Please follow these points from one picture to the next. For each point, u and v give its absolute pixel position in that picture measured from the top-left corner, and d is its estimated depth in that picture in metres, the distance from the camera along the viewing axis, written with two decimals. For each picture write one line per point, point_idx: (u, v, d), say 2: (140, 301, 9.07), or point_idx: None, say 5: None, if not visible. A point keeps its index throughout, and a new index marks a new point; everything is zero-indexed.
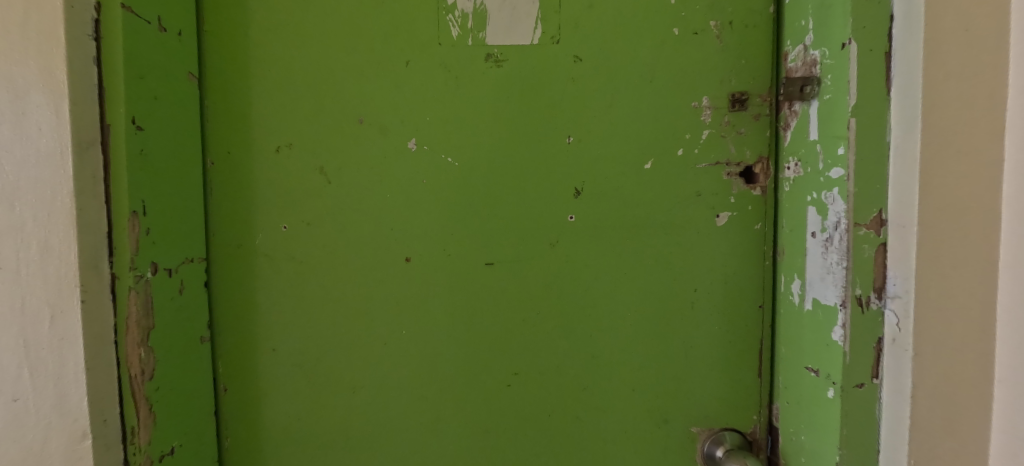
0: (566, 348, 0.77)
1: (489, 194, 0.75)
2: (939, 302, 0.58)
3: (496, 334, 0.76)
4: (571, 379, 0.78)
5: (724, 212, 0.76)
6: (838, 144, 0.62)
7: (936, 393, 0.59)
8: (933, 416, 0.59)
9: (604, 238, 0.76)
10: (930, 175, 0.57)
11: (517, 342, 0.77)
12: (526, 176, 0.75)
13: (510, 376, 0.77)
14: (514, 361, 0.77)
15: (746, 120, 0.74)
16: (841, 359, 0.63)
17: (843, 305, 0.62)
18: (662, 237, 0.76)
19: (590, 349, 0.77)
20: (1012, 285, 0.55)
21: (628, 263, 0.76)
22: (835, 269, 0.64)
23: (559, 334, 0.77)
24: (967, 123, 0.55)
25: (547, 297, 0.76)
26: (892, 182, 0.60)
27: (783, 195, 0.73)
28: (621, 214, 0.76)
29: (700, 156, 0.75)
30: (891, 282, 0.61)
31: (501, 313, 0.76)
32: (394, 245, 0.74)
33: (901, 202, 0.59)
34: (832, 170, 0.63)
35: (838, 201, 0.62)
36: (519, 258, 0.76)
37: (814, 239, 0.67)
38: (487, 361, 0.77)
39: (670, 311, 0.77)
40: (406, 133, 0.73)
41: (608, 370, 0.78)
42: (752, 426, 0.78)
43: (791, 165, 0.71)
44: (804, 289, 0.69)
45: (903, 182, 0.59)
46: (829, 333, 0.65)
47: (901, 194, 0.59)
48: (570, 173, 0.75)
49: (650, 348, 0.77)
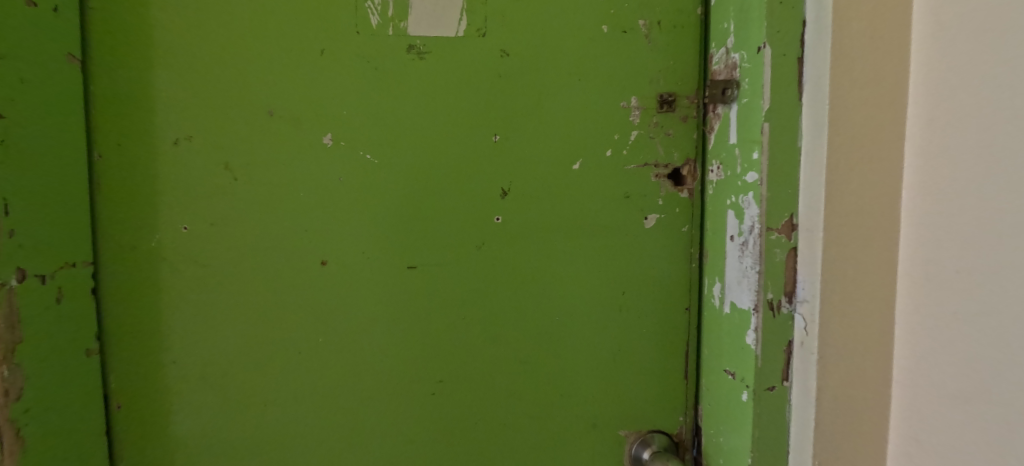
0: (493, 353, 0.75)
1: (410, 194, 0.71)
2: (845, 302, 0.59)
3: (421, 340, 0.74)
4: (499, 386, 0.76)
5: (652, 214, 0.76)
6: (753, 149, 0.62)
7: (843, 395, 0.60)
8: (835, 413, 0.60)
9: (534, 239, 0.74)
10: (836, 181, 0.58)
11: (444, 347, 0.74)
12: (451, 176, 0.72)
13: (435, 383, 0.75)
14: (439, 366, 0.74)
15: (674, 122, 0.74)
16: (753, 363, 0.63)
17: (755, 309, 0.63)
18: (591, 240, 0.75)
19: (518, 354, 0.76)
20: (912, 289, 0.57)
21: (558, 267, 0.75)
22: (749, 273, 0.64)
23: (487, 339, 0.75)
24: (870, 132, 0.57)
25: (472, 300, 0.74)
26: (801, 187, 0.60)
27: (708, 197, 0.74)
28: (551, 215, 0.74)
29: (629, 157, 0.74)
30: (800, 286, 0.61)
31: (427, 317, 0.73)
32: (309, 246, 0.70)
33: (809, 207, 0.60)
34: (747, 175, 0.64)
35: (752, 205, 0.63)
36: (444, 260, 0.73)
37: (732, 243, 0.68)
38: (411, 367, 0.74)
39: (598, 316, 0.76)
40: (322, 127, 0.69)
41: (538, 375, 0.76)
42: (679, 427, 0.79)
43: (715, 168, 0.72)
44: (723, 291, 0.70)
45: (811, 188, 0.60)
46: (742, 335, 0.66)
47: (809, 199, 0.60)
48: (496, 171, 0.73)
49: (579, 352, 0.76)
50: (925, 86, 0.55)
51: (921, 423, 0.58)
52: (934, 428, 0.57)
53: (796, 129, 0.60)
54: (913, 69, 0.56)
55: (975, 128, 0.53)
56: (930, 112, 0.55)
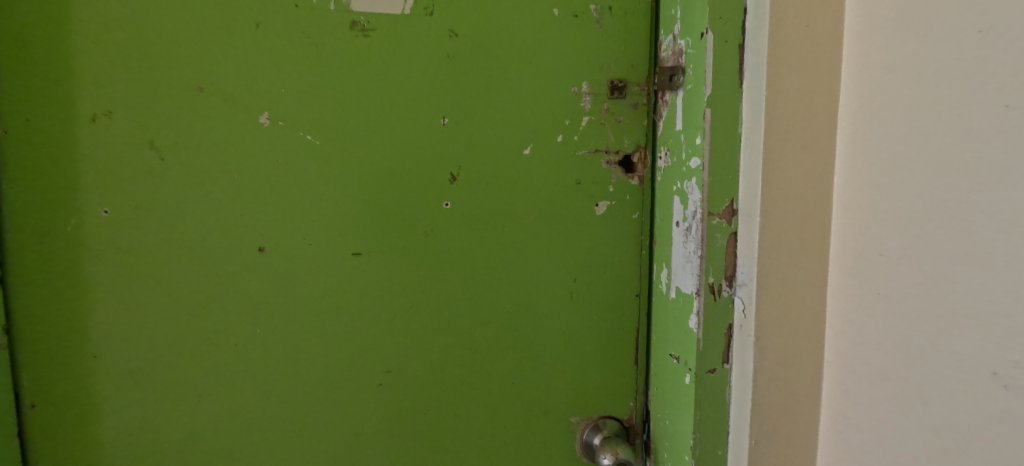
0: (443, 340, 0.74)
1: (354, 177, 0.70)
2: (781, 286, 0.61)
3: (367, 330, 0.72)
4: (449, 374, 0.75)
5: (603, 201, 0.76)
6: (696, 134, 0.64)
7: (774, 376, 0.63)
8: (772, 391, 0.63)
9: (485, 225, 0.73)
10: (773, 168, 0.60)
11: (391, 334, 0.73)
12: (398, 159, 0.70)
13: (382, 371, 0.73)
14: (386, 355, 0.73)
15: (624, 108, 0.74)
16: (696, 346, 0.65)
17: (697, 293, 0.64)
18: (542, 226, 0.75)
19: (468, 342, 0.75)
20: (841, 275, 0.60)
21: (509, 254, 0.74)
22: (693, 258, 0.65)
23: (436, 326, 0.74)
24: (804, 119, 0.59)
25: (420, 287, 0.73)
26: (741, 174, 0.63)
27: (658, 184, 0.75)
28: (502, 201, 0.73)
29: (580, 143, 0.74)
30: (739, 270, 0.64)
31: (373, 304, 0.72)
32: (245, 232, 0.68)
33: (748, 193, 0.62)
34: (691, 160, 0.65)
35: (695, 191, 0.64)
36: (391, 247, 0.71)
37: (677, 229, 0.68)
38: (356, 355, 0.72)
39: (549, 303, 0.76)
40: (259, 106, 0.66)
41: (488, 364, 0.75)
42: (629, 413, 0.80)
43: (663, 155, 0.73)
44: (670, 277, 0.71)
45: (750, 175, 0.62)
46: (686, 319, 0.67)
47: (748, 186, 0.62)
48: (445, 155, 0.71)
49: (530, 339, 0.76)
50: (860, 81, 0.57)
51: (850, 402, 0.61)
52: (857, 408, 0.60)
53: (736, 116, 0.62)
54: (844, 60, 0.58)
55: (900, 125, 0.55)
56: (862, 104, 0.57)
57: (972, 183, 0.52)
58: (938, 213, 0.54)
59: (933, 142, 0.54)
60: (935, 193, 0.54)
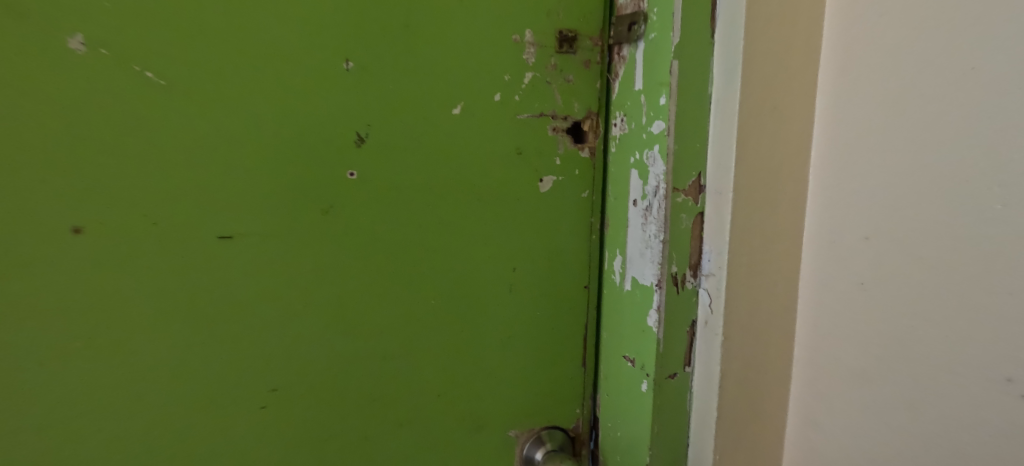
0: (350, 349, 0.59)
1: (219, 134, 0.51)
2: (751, 276, 0.53)
3: (241, 338, 0.54)
4: (358, 391, 0.60)
5: (549, 177, 0.64)
6: (660, 93, 0.53)
7: (742, 379, 0.54)
8: (737, 397, 0.54)
9: (405, 202, 0.58)
10: (747, 137, 0.50)
11: (278, 345, 0.56)
12: (286, 113, 0.53)
13: (267, 394, 0.56)
14: (274, 371, 0.56)
15: (575, 66, 0.62)
16: (654, 347, 0.55)
17: (659, 285, 0.54)
18: (476, 205, 0.61)
19: (383, 348, 0.60)
20: (818, 258, 0.55)
21: (435, 239, 0.60)
22: (653, 243, 0.55)
23: (341, 331, 0.58)
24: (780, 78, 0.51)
25: (319, 282, 0.56)
26: (711, 142, 0.53)
27: (611, 157, 0.64)
28: (426, 173, 0.59)
29: (521, 104, 0.62)
30: (706, 257, 0.54)
31: (252, 306, 0.54)
32: (46, 207, 0.46)
33: (717, 165, 0.52)
34: (653, 125, 0.54)
35: (658, 161, 0.53)
36: (276, 230, 0.54)
37: (635, 208, 0.58)
38: (230, 375, 0.54)
39: (484, 298, 0.64)
40: (65, 22, 0.45)
41: (410, 373, 0.62)
42: (575, 421, 0.70)
43: (618, 122, 0.62)
44: (625, 266, 0.60)
45: (721, 143, 0.52)
46: (644, 317, 0.57)
47: (719, 156, 0.52)
48: (352, 110, 0.55)
49: (461, 340, 0.63)
50: (841, 47, 0.52)
51: (825, 400, 0.55)
52: (840, 415, 0.54)
53: (705, 73, 0.52)
54: (828, 19, 0.52)
55: (887, 93, 0.49)
56: (841, 71, 0.52)
57: (962, 147, 0.45)
58: (924, 186, 0.47)
59: (925, 109, 0.47)
60: (921, 164, 0.47)
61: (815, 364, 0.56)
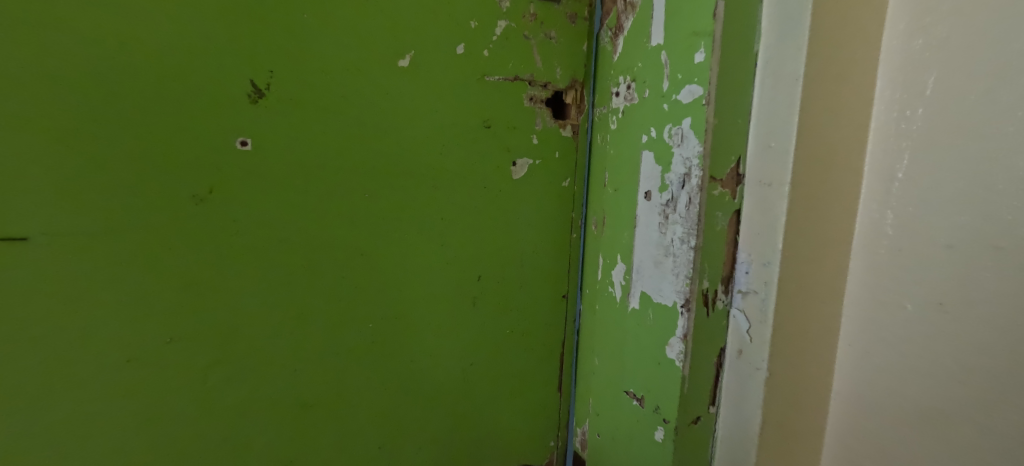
0: (251, 387, 0.43)
1: (36, 77, 0.35)
2: (804, 292, 0.40)
3: (71, 380, 0.38)
4: (261, 447, 0.44)
5: (524, 159, 0.51)
6: (694, 47, 0.39)
7: (784, 428, 0.41)
8: (780, 451, 0.42)
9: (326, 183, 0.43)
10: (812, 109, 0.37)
11: (139, 388, 0.40)
12: (146, 54, 0.37)
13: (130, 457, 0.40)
14: (136, 424, 0.40)
15: (557, 20, 0.50)
16: (678, 388, 0.41)
17: (686, 306, 0.41)
18: (430, 193, 0.47)
19: (301, 387, 0.45)
20: (873, 258, 0.43)
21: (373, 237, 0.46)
22: (677, 250, 0.41)
23: (239, 362, 0.42)
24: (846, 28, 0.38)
25: (203, 293, 0.41)
26: (755, 118, 0.40)
27: (608, 137, 0.50)
28: (361, 150, 0.44)
29: (492, 64, 0.48)
30: (742, 269, 0.41)
31: (98, 329, 0.38)
32: None
33: (765, 149, 0.39)
34: (682, 91, 0.40)
35: (689, 140, 0.40)
36: (127, 224, 0.38)
37: (648, 203, 0.44)
38: (66, 433, 0.38)
39: (440, 315, 0.50)
40: None
41: (340, 417, 0.47)
42: (549, 456, 0.59)
43: (621, 90, 0.48)
44: (629, 278, 0.47)
45: (771, 119, 0.39)
46: (661, 347, 0.43)
47: (767, 136, 0.39)
48: (249, 52, 0.40)
49: (405, 370, 0.49)
50: None
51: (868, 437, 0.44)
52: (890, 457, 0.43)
53: (752, 25, 0.39)
54: None
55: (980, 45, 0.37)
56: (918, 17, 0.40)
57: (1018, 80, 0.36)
58: (975, 138, 0.38)
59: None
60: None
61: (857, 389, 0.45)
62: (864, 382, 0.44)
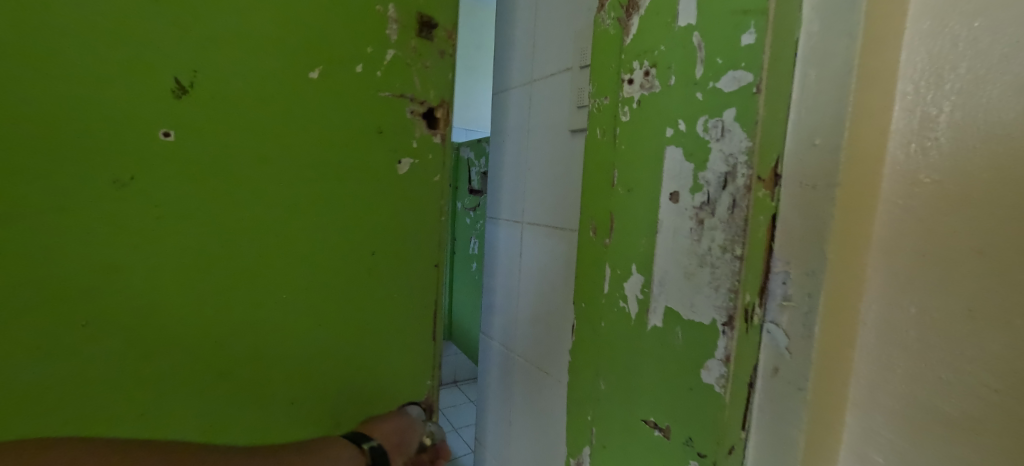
0: (157, 394, 0.41)
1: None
2: (845, 302, 0.35)
3: None
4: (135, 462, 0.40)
5: (407, 161, 0.49)
6: (743, 26, 0.34)
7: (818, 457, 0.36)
8: None
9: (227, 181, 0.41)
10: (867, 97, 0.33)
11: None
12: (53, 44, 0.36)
13: None
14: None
15: (432, 53, 0.49)
16: (718, 416, 0.36)
17: (729, 325, 0.36)
18: (332, 186, 0.46)
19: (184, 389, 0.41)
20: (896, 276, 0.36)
21: (270, 253, 0.44)
22: (715, 260, 0.36)
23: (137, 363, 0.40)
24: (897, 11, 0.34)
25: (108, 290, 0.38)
26: (794, 105, 0.35)
27: (618, 131, 0.44)
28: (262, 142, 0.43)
29: (383, 81, 0.47)
30: (779, 278, 0.36)
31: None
32: None
33: (808, 140, 0.34)
34: (725, 77, 0.35)
35: (735, 133, 0.34)
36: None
37: (674, 206, 0.39)
38: None
39: (336, 314, 0.47)
40: None
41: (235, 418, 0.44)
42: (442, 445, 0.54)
43: (636, 77, 0.42)
44: (648, 291, 0.41)
45: (818, 105, 0.34)
46: (696, 372, 0.38)
47: (812, 125, 0.34)
48: (167, 48, 0.39)
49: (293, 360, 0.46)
50: None
51: None
52: None
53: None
54: None
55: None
56: None
57: None
58: None
59: None
60: None
61: (878, 434, 0.37)
62: (887, 426, 0.36)
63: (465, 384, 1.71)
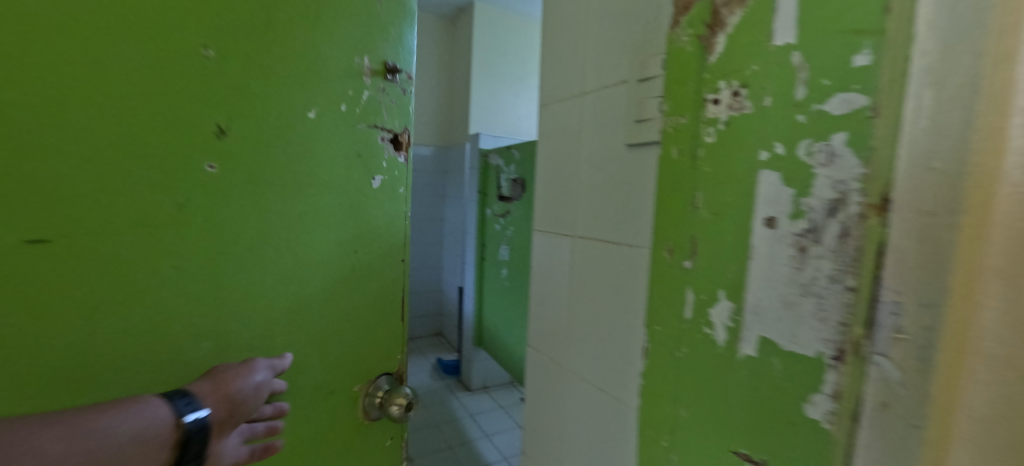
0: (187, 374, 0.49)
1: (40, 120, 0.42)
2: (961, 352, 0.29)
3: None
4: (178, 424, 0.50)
5: (378, 177, 0.59)
6: (854, 48, 0.32)
7: None
8: None
9: (254, 206, 0.51)
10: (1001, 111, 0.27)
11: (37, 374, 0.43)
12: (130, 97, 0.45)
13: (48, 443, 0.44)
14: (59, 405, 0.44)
15: (397, 94, 0.59)
16: (826, 452, 0.35)
17: (838, 359, 0.34)
18: (327, 201, 0.55)
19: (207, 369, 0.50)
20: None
21: (284, 264, 0.53)
22: (820, 290, 0.35)
23: (198, 361, 0.50)
24: None
25: (159, 301, 0.47)
26: (912, 119, 0.30)
27: (701, 152, 0.43)
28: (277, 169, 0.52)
29: (361, 116, 0.57)
30: (890, 309, 0.32)
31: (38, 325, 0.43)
32: None
33: (926, 159, 0.30)
34: (832, 100, 0.34)
35: (845, 158, 0.33)
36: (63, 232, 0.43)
37: (770, 233, 0.37)
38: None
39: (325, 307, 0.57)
40: None
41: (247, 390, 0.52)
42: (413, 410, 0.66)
43: (722, 97, 0.41)
44: (740, 318, 0.40)
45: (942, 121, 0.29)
46: (798, 406, 0.36)
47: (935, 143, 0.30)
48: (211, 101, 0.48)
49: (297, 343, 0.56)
50: None
51: None
52: None
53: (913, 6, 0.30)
54: None
55: None
56: None
57: None
58: None
59: None
60: None
61: None
62: None
63: (495, 390, 1.72)
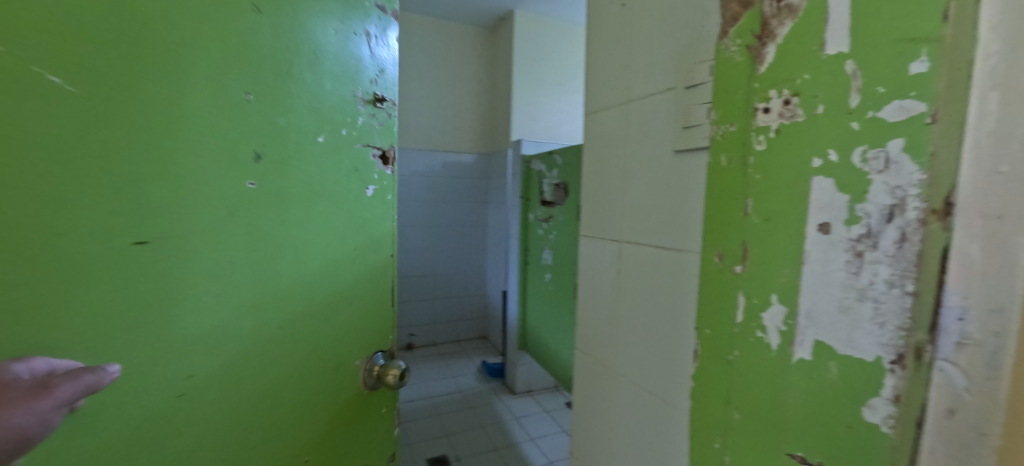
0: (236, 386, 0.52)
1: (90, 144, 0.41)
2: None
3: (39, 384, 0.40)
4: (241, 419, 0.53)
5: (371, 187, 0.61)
6: (908, 56, 0.33)
7: None
8: None
9: (281, 228, 0.53)
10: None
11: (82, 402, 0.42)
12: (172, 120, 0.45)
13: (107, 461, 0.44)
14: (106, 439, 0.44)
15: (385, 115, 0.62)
16: (887, 455, 0.35)
17: (897, 363, 0.34)
18: (340, 220, 0.58)
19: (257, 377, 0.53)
20: None
21: (315, 280, 0.57)
22: (877, 295, 0.35)
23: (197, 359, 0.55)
24: None
25: (115, 323, 0.44)
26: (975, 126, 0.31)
27: (752, 159, 0.43)
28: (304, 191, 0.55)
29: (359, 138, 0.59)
30: (954, 315, 0.32)
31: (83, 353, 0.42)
32: None
33: (992, 166, 0.30)
34: (887, 108, 0.34)
35: (902, 166, 0.33)
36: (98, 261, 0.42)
37: (825, 239, 0.38)
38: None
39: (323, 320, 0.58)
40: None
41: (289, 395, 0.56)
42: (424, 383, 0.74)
43: (772, 105, 0.42)
44: (795, 322, 0.40)
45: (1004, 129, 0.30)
46: (855, 409, 0.37)
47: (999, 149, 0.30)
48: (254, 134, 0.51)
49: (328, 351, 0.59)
50: None
51: None
52: None
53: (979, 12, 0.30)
54: None
55: None
56: None
57: None
58: None
59: None
60: None
61: None
62: None
63: (539, 394, 1.74)
